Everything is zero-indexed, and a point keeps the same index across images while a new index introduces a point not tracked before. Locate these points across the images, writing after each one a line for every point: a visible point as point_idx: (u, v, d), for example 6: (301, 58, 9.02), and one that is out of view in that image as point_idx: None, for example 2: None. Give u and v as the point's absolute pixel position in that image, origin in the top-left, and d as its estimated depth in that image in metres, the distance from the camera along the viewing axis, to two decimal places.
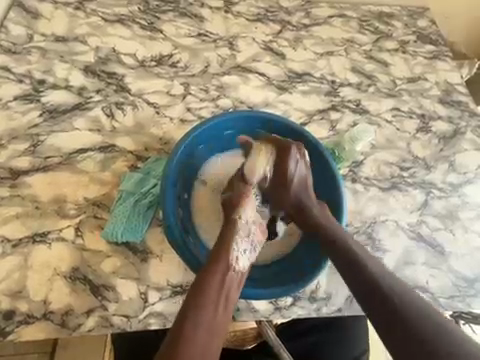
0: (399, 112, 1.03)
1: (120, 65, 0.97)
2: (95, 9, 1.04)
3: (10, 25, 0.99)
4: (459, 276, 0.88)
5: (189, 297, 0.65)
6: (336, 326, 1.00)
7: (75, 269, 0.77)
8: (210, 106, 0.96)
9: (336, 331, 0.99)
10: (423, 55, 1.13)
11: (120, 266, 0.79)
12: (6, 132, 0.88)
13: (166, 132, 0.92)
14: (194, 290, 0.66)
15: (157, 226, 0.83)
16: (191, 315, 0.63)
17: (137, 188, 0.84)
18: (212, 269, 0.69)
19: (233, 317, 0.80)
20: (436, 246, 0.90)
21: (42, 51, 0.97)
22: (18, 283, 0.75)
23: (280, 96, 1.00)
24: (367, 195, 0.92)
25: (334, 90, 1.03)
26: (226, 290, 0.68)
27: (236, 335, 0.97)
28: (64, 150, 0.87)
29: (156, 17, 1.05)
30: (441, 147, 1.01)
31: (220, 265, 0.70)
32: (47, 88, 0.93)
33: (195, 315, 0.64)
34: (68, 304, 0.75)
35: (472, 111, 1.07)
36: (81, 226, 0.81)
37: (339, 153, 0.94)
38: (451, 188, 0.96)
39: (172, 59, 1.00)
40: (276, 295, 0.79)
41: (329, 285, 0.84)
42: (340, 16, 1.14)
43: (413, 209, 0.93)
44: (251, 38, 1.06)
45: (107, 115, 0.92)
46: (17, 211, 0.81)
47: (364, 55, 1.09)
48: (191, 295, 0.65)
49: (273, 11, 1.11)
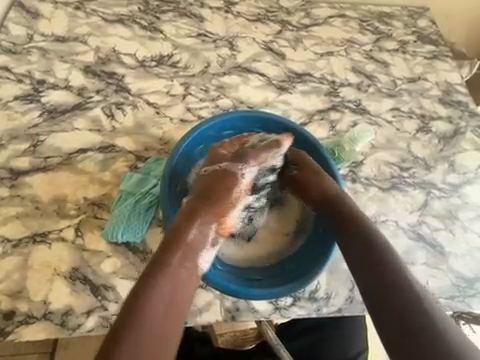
0: (399, 113, 1.03)
1: (120, 65, 0.97)
2: (95, 9, 1.04)
3: (10, 25, 0.99)
4: (459, 276, 0.88)
5: (142, 286, 0.64)
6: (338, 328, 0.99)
7: (75, 269, 0.77)
8: (210, 106, 0.96)
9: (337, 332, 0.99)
10: (423, 55, 1.13)
11: (121, 266, 0.79)
12: (6, 132, 0.88)
13: (166, 132, 0.92)
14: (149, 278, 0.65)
15: (157, 225, 0.84)
16: (141, 305, 0.63)
17: (137, 188, 0.84)
18: (167, 259, 0.67)
19: (232, 317, 0.79)
20: (436, 246, 0.90)
21: (42, 52, 0.97)
22: (18, 283, 0.75)
23: (280, 96, 1.00)
24: (367, 196, 0.92)
25: (335, 90, 1.03)
26: (186, 275, 0.67)
27: (237, 336, 0.98)
28: (64, 150, 0.87)
29: (157, 17, 1.05)
30: (441, 147, 1.01)
31: (177, 253, 0.68)
32: (48, 88, 0.93)
33: (146, 305, 0.63)
34: (68, 304, 0.75)
35: (472, 111, 1.07)
36: (81, 226, 0.81)
37: (339, 153, 0.94)
38: (451, 189, 0.96)
39: (172, 59, 1.00)
40: (275, 295, 0.78)
41: (329, 285, 0.84)
42: (340, 17, 1.14)
43: (413, 209, 0.93)
44: (251, 38, 1.06)
45: (108, 115, 0.92)
46: (17, 211, 0.81)
47: (365, 55, 1.09)
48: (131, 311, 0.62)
49: (273, 11, 1.11)
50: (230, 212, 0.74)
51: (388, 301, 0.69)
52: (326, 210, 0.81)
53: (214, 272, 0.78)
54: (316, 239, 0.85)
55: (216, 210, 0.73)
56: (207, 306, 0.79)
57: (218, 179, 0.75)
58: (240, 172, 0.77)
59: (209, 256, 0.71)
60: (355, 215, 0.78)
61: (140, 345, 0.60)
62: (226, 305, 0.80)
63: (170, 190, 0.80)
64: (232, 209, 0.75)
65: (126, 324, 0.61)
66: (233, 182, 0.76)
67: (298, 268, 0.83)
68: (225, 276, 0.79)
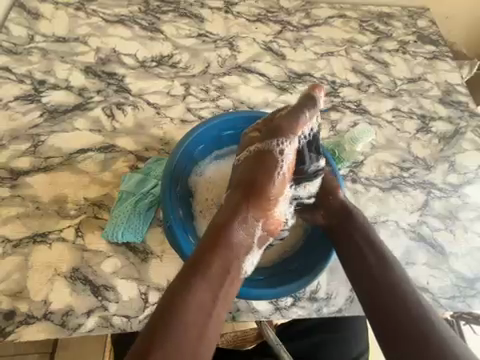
0: (399, 113, 1.03)
1: (121, 65, 0.97)
2: (96, 9, 1.04)
3: (10, 25, 0.99)
4: (459, 276, 0.88)
5: (192, 269, 0.62)
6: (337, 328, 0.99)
7: (76, 269, 0.77)
8: (210, 106, 0.96)
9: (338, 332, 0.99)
10: (423, 55, 1.13)
11: (121, 266, 0.79)
12: (7, 132, 0.88)
13: (166, 132, 0.92)
14: (198, 263, 0.63)
15: (157, 225, 0.84)
16: (186, 301, 0.60)
17: (137, 189, 0.84)
18: (211, 256, 0.64)
19: (233, 317, 0.79)
20: (436, 246, 0.90)
21: (43, 52, 0.97)
22: (18, 283, 0.75)
23: (281, 96, 1.00)
24: (367, 196, 0.92)
25: (335, 90, 1.03)
26: (228, 276, 0.65)
27: (236, 336, 1.04)
28: (64, 150, 0.87)
29: (157, 18, 1.05)
30: (441, 147, 1.01)
31: (220, 252, 0.65)
32: (48, 89, 0.93)
33: (190, 301, 0.60)
34: (68, 304, 0.75)
35: (472, 111, 1.07)
36: (82, 226, 0.81)
37: (339, 153, 0.93)
38: (451, 189, 0.96)
39: (173, 59, 1.00)
40: (275, 295, 0.77)
41: (329, 285, 0.84)
42: (340, 17, 1.14)
43: (413, 209, 0.93)
44: (251, 38, 1.06)
45: (108, 116, 0.92)
46: (18, 211, 0.81)
47: (365, 55, 1.09)
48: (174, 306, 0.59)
49: (273, 12, 1.11)
50: (274, 205, 0.73)
51: (381, 300, 0.71)
52: (335, 224, 0.82)
53: None
54: (315, 245, 0.85)
55: (261, 202, 0.71)
56: None
57: (258, 167, 0.72)
58: (280, 151, 0.73)
59: (252, 256, 0.70)
60: (362, 227, 0.81)
61: (188, 334, 0.58)
62: None
63: (171, 189, 0.79)
64: (274, 198, 0.72)
65: (176, 307, 0.59)
66: (275, 166, 0.73)
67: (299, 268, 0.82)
68: None
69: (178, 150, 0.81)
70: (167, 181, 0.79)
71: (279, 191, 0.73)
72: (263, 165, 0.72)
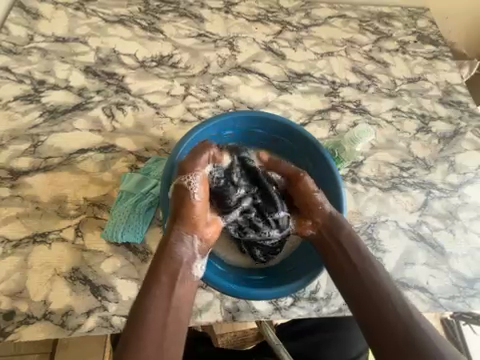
0: (399, 113, 1.03)
1: (121, 65, 0.97)
2: (96, 9, 1.04)
3: (11, 26, 0.99)
4: (459, 276, 0.88)
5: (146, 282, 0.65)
6: (340, 326, 0.99)
7: (75, 269, 0.77)
8: (210, 106, 0.96)
9: (339, 330, 0.99)
10: (423, 55, 1.13)
11: (120, 266, 0.79)
12: (7, 132, 0.88)
13: (166, 132, 0.92)
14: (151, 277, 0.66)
15: (157, 226, 0.84)
16: (144, 312, 0.62)
17: (137, 189, 0.84)
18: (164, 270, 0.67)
19: (233, 317, 0.79)
20: (436, 246, 0.90)
21: (43, 52, 0.97)
22: (18, 283, 0.75)
23: (280, 96, 1.00)
24: (367, 196, 0.92)
25: (335, 91, 1.03)
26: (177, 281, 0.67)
27: (236, 335, 1.05)
28: (64, 150, 0.87)
29: (157, 18, 1.05)
30: (441, 147, 1.01)
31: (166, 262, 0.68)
32: (48, 89, 0.93)
33: (147, 311, 0.62)
34: (68, 304, 0.75)
35: (472, 111, 1.07)
36: (81, 226, 0.81)
37: (339, 153, 0.93)
38: (451, 188, 0.96)
39: (173, 59, 1.00)
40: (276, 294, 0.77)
41: (329, 285, 0.84)
42: (340, 17, 1.14)
43: (413, 209, 0.93)
44: (251, 38, 1.06)
45: (108, 116, 0.92)
46: (17, 212, 0.81)
47: (365, 55, 1.09)
48: (135, 315, 0.61)
49: (273, 12, 1.11)
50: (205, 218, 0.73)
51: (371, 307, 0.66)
52: (324, 237, 0.76)
53: (215, 271, 0.78)
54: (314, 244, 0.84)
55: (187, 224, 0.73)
56: (207, 306, 0.79)
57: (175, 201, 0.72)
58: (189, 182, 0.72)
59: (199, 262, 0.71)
60: (345, 235, 0.75)
61: (150, 336, 0.60)
62: (226, 305, 0.80)
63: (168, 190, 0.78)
64: (202, 216, 0.73)
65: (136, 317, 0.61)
66: (187, 197, 0.72)
67: (298, 268, 0.82)
68: (224, 276, 0.78)
69: (176, 151, 0.80)
70: (166, 182, 0.78)
71: (201, 211, 0.73)
72: (181, 198, 0.72)
